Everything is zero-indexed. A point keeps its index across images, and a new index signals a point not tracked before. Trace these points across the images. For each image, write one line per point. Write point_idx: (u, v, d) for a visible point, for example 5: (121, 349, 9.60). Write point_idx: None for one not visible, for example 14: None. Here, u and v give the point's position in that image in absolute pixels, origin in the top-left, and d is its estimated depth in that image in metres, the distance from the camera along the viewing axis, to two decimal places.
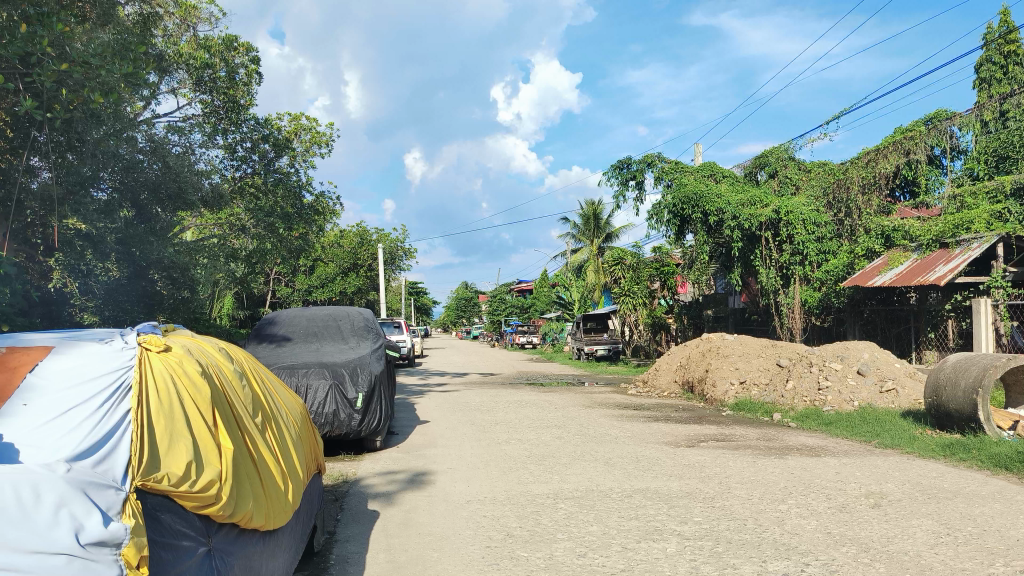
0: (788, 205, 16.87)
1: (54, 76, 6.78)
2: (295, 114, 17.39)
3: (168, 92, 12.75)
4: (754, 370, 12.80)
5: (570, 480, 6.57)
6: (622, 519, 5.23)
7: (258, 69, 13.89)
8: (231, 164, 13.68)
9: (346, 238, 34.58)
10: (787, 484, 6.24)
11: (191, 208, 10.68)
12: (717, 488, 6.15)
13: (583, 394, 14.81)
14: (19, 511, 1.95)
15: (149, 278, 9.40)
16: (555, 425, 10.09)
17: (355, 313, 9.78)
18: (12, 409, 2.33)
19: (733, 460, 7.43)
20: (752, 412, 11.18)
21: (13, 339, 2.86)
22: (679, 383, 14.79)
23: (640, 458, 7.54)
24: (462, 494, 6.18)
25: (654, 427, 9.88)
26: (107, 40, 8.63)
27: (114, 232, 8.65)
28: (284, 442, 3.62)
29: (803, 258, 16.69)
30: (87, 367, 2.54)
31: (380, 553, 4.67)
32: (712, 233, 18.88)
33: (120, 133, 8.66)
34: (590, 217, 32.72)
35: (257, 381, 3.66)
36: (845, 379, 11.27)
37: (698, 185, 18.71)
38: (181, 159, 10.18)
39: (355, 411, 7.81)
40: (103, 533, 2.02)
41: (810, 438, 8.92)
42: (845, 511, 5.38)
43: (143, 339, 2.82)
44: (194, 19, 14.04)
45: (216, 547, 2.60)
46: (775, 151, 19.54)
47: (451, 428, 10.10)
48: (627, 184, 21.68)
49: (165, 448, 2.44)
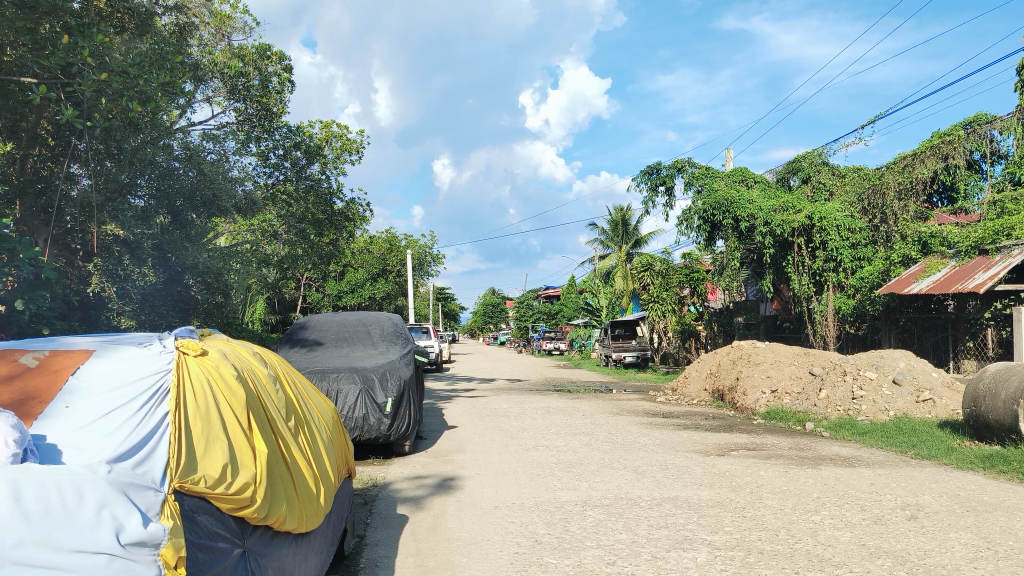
0: (822, 210, 16.68)
1: (94, 85, 6.94)
2: (326, 121, 17.57)
3: (203, 100, 12.98)
4: (786, 379, 12.68)
5: (598, 487, 6.55)
6: (652, 528, 5.19)
7: (291, 78, 14.10)
8: (264, 171, 13.88)
9: (375, 244, 34.88)
10: (821, 495, 6.16)
11: (226, 214, 10.87)
12: (748, 497, 6.09)
13: (612, 401, 14.74)
14: (62, 510, 1.98)
15: (184, 284, 9.53)
16: (583, 432, 10.07)
17: (384, 318, 9.84)
18: (54, 411, 2.39)
19: (765, 469, 7.35)
20: (784, 421, 11.08)
21: (54, 343, 2.92)
22: (708, 391, 14.65)
23: (670, 466, 7.50)
24: (490, 499, 6.19)
25: (683, 435, 9.82)
26: (144, 49, 8.81)
27: (152, 237, 8.73)
28: (317, 446, 3.65)
29: (837, 265, 16.60)
30: (126, 371, 2.59)
31: (409, 557, 4.70)
32: (743, 239, 18.57)
33: (156, 141, 8.82)
34: (618, 223, 32.70)
35: (290, 385, 3.71)
36: (880, 389, 11.08)
37: (729, 192, 18.61)
38: (216, 167, 10.33)
39: (384, 415, 7.85)
40: (142, 533, 2.06)
41: (844, 448, 8.80)
42: (880, 523, 5.28)
43: (181, 343, 2.87)
44: (229, 29, 14.30)
45: (251, 549, 2.64)
46: (808, 156, 19.34)
47: (479, 433, 10.14)
48: (656, 189, 21.60)
49: (202, 451, 2.48)
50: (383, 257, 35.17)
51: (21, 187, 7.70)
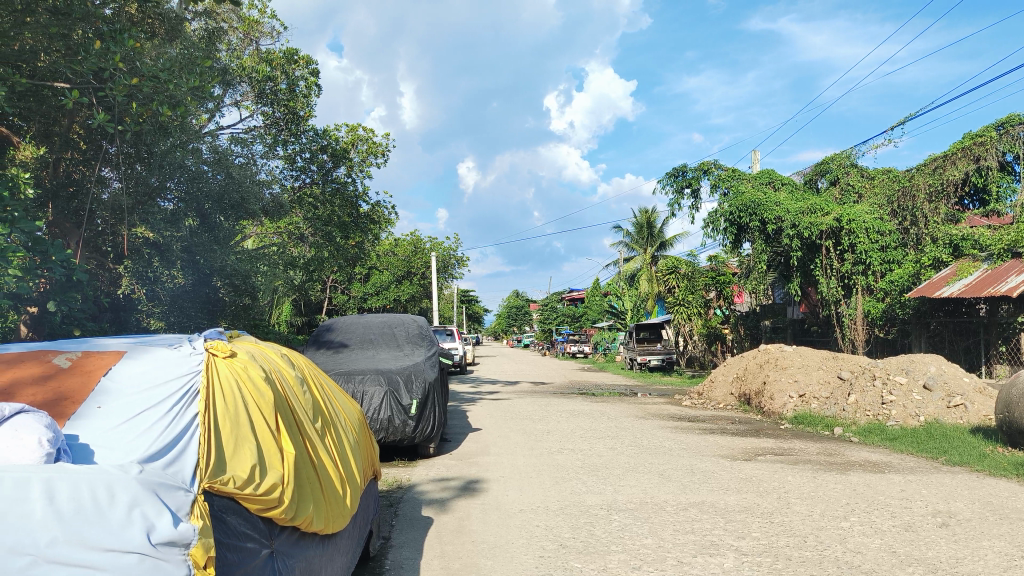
0: (850, 213, 16.59)
1: (125, 90, 7.05)
2: (352, 124, 17.67)
3: (231, 104, 13.12)
4: (813, 383, 12.55)
5: (624, 491, 6.52)
6: (678, 533, 5.16)
7: (318, 82, 14.21)
8: (291, 174, 14.02)
9: (400, 247, 35.08)
10: (850, 501, 6.07)
11: (254, 217, 10.99)
12: (776, 503, 6.02)
13: (637, 405, 14.67)
14: (94, 509, 2.00)
15: (212, 286, 9.65)
16: (608, 435, 10.04)
17: (410, 320, 9.86)
18: (87, 411, 2.42)
19: (793, 474, 7.27)
20: (812, 426, 10.96)
21: (88, 343, 2.97)
22: (735, 395, 14.52)
23: (696, 470, 7.45)
24: (515, 502, 6.18)
25: (709, 439, 9.74)
26: (174, 54, 8.92)
27: (181, 240, 8.83)
28: (343, 447, 3.67)
29: (866, 267, 16.44)
30: (157, 372, 2.63)
31: (434, 559, 4.70)
32: (770, 241, 18.49)
33: (186, 144, 8.90)
34: (643, 225, 32.61)
35: (316, 386, 3.73)
36: (910, 394, 10.91)
37: (756, 194, 18.51)
38: (243, 170, 10.46)
39: (409, 417, 7.88)
40: (173, 533, 2.07)
41: (873, 453, 8.68)
42: (910, 530, 5.20)
43: (210, 344, 2.90)
44: (256, 33, 14.45)
45: (279, 549, 2.65)
46: (836, 158, 19.13)
47: (504, 436, 10.14)
48: (682, 192, 21.49)
49: (231, 452, 2.49)
50: (408, 260, 35.37)
51: (53, 189, 7.81)
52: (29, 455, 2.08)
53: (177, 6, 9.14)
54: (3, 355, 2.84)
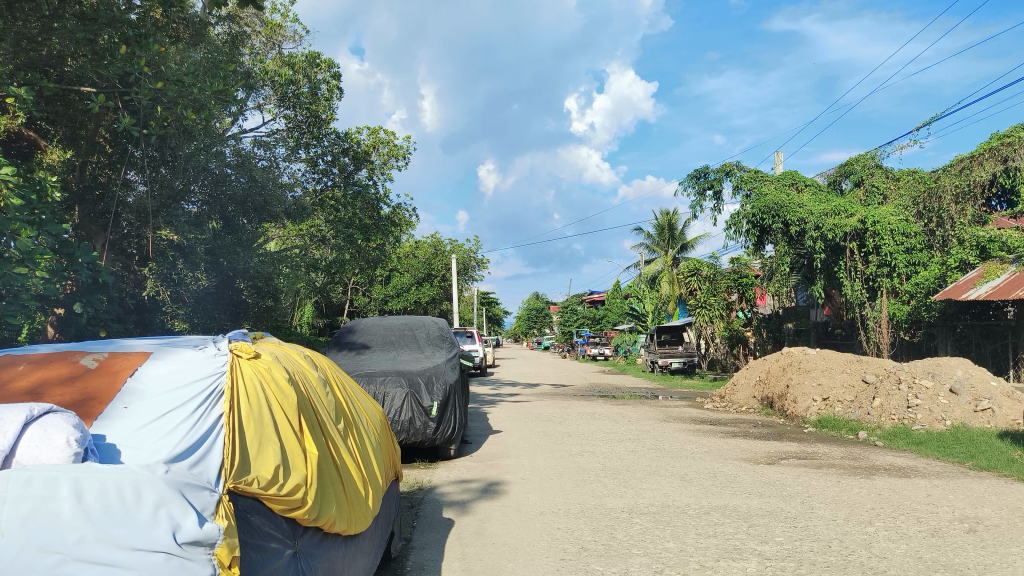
0: (875, 214, 16.44)
1: (150, 94, 7.15)
2: (373, 127, 17.74)
3: (254, 108, 13.26)
4: (837, 387, 12.41)
5: (645, 494, 6.48)
6: (700, 536, 5.12)
7: (339, 85, 14.29)
8: (313, 177, 14.11)
9: (421, 249, 35.25)
10: (875, 506, 5.99)
11: (276, 220, 11.09)
12: (800, 507, 5.96)
13: (658, 408, 14.57)
14: (121, 508, 2.01)
15: (235, 287, 9.74)
16: (629, 438, 10.00)
17: (430, 322, 9.86)
18: (114, 412, 2.45)
19: (816, 479, 7.20)
20: (836, 430, 10.85)
21: (115, 344, 3.01)
22: (758, 398, 14.39)
23: (718, 474, 7.39)
24: (536, 505, 6.16)
25: (732, 443, 9.66)
26: (197, 58, 9.01)
27: (205, 243, 8.89)
28: (365, 449, 3.68)
29: (891, 270, 16.24)
30: (183, 372, 2.65)
31: (455, 561, 4.71)
32: (793, 243, 18.48)
33: (209, 148, 9.02)
34: (664, 227, 32.53)
35: (339, 388, 3.74)
36: (936, 398, 10.75)
37: (779, 195, 18.52)
38: (266, 173, 10.56)
39: (430, 419, 7.91)
40: (198, 533, 2.09)
41: (898, 458, 8.57)
42: (937, 535, 5.12)
43: (234, 346, 2.93)
44: (279, 37, 14.59)
45: (302, 550, 2.67)
46: (860, 159, 18.94)
47: (525, 438, 10.12)
48: (704, 193, 21.37)
49: (255, 452, 2.51)
50: (429, 262, 35.54)
51: (79, 193, 7.95)
52: (58, 454, 2.11)
53: (200, 12, 9.25)
54: (32, 355, 2.88)
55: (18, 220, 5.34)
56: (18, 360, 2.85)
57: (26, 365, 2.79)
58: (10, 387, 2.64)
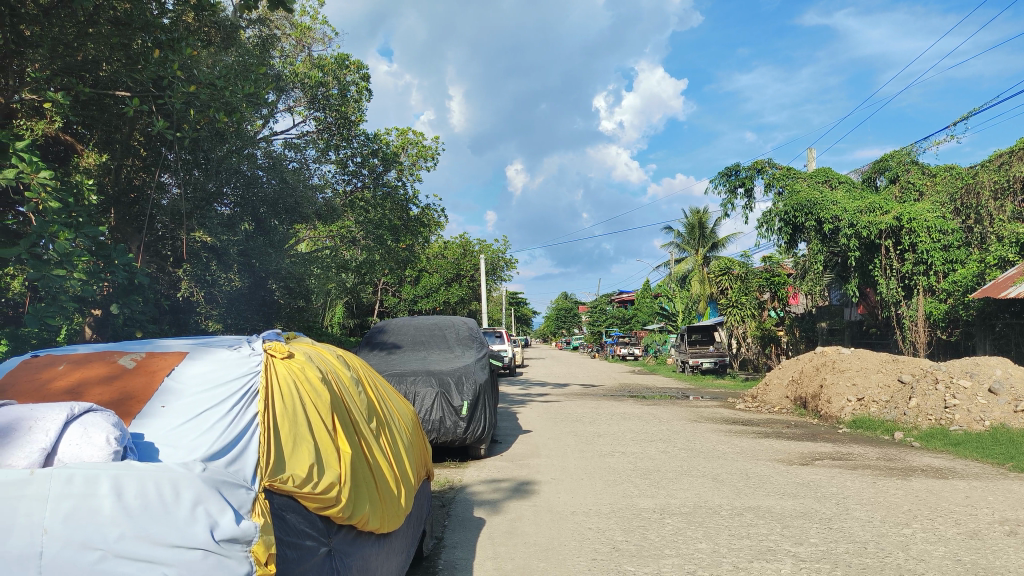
0: (911, 211, 16.25)
1: (183, 97, 7.21)
2: (403, 128, 17.84)
3: (284, 110, 13.37)
4: (872, 387, 12.24)
5: (677, 495, 6.43)
6: (733, 537, 5.07)
7: (368, 86, 14.38)
8: (343, 178, 14.23)
9: (449, 249, 35.41)
10: (911, 508, 5.89)
11: (307, 220, 11.21)
12: (835, 509, 5.87)
13: (690, 408, 14.45)
14: (160, 507, 2.04)
15: (268, 288, 9.86)
16: (661, 438, 9.94)
17: (460, 321, 9.89)
18: (151, 411, 2.49)
19: (851, 480, 7.08)
20: (871, 431, 10.70)
21: (151, 344, 3.06)
22: (791, 399, 14.23)
23: (751, 475, 7.31)
24: (567, 505, 6.15)
25: (765, 443, 9.56)
26: (230, 62, 9.13)
27: (238, 244, 8.98)
28: (397, 448, 3.69)
29: (928, 268, 15.97)
30: (218, 372, 2.69)
31: (487, 560, 4.71)
32: (826, 241, 18.22)
33: (241, 151, 9.15)
34: (695, 226, 32.29)
35: (371, 387, 3.76)
36: (975, 398, 10.51)
37: (812, 193, 18.38)
38: (297, 175, 10.72)
39: (460, 419, 7.92)
40: (235, 530, 2.10)
41: (935, 459, 8.42)
42: (976, 538, 5.01)
43: (268, 345, 2.96)
44: (309, 40, 14.77)
45: (337, 548, 2.69)
46: (895, 155, 18.63)
47: (555, 438, 10.10)
48: (735, 191, 21.18)
49: (289, 452, 2.54)
50: (457, 262, 35.63)
51: (115, 196, 8.03)
52: (98, 452, 2.14)
53: (231, 15, 9.36)
54: (72, 356, 2.94)
55: (56, 223, 5.46)
56: (58, 361, 2.90)
57: (66, 364, 2.85)
58: (51, 387, 2.69)
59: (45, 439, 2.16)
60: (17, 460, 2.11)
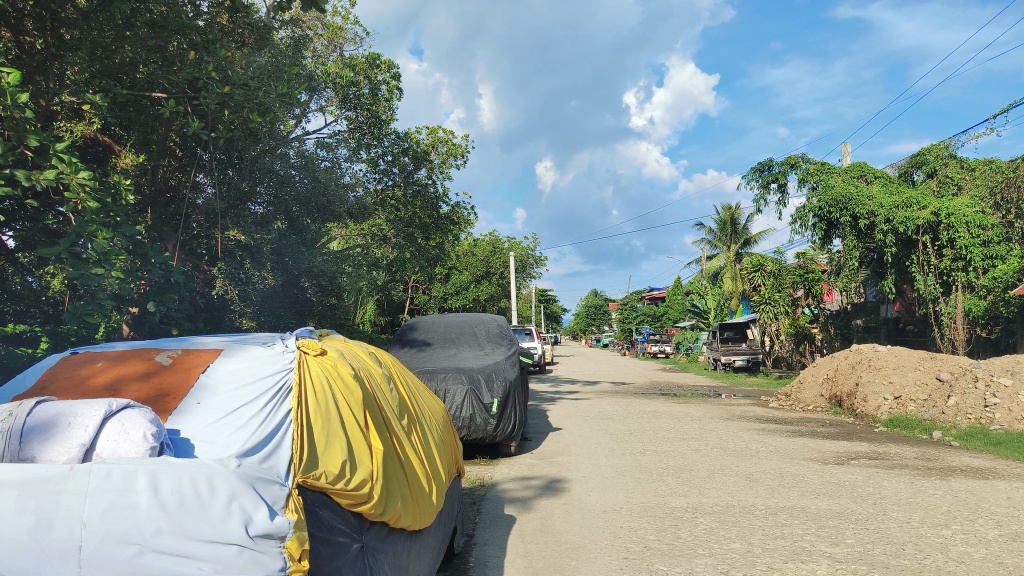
0: (949, 206, 15.91)
1: (218, 97, 7.30)
2: (433, 126, 17.86)
3: (317, 110, 13.49)
4: (910, 385, 12.03)
5: (710, 494, 6.38)
6: (767, 537, 5.01)
7: (399, 85, 14.43)
8: (374, 177, 14.32)
9: (478, 247, 35.47)
10: (951, 509, 5.77)
11: (338, 220, 11.31)
12: (871, 509, 5.77)
13: (722, 406, 14.31)
14: (195, 502, 2.06)
15: (301, 286, 9.97)
16: (693, 437, 9.86)
17: (490, 319, 9.92)
18: (187, 407, 2.52)
19: (888, 479, 6.97)
20: (908, 430, 10.51)
21: (185, 342, 3.10)
22: (825, 396, 14.03)
23: (785, 474, 7.22)
24: (598, 503, 6.13)
25: (799, 442, 9.43)
26: (263, 62, 9.23)
27: (271, 243, 9.07)
28: (428, 445, 3.70)
29: (967, 264, 15.64)
30: (253, 368, 2.72)
31: (518, 558, 4.71)
32: (862, 237, 17.91)
33: (274, 150, 9.26)
34: (726, 222, 31.96)
35: (402, 384, 3.78)
36: (1016, 397, 10.25)
37: (847, 187, 18.10)
38: (329, 174, 10.81)
39: (490, 416, 7.92)
40: (269, 525, 2.11)
41: (975, 459, 8.24)
42: (1018, 540, 4.90)
43: (301, 342, 2.99)
44: (340, 40, 14.88)
45: (369, 544, 2.70)
46: (933, 148, 18.21)
47: (586, 436, 10.08)
48: (768, 186, 20.93)
49: (322, 448, 2.55)
50: (487, 260, 35.67)
51: (152, 196, 8.19)
52: (136, 448, 2.18)
53: (264, 17, 9.46)
54: (110, 352, 2.99)
55: (95, 223, 5.56)
56: (97, 357, 2.96)
57: (105, 361, 2.90)
58: (90, 383, 2.74)
59: (83, 435, 2.19)
60: (57, 456, 2.15)
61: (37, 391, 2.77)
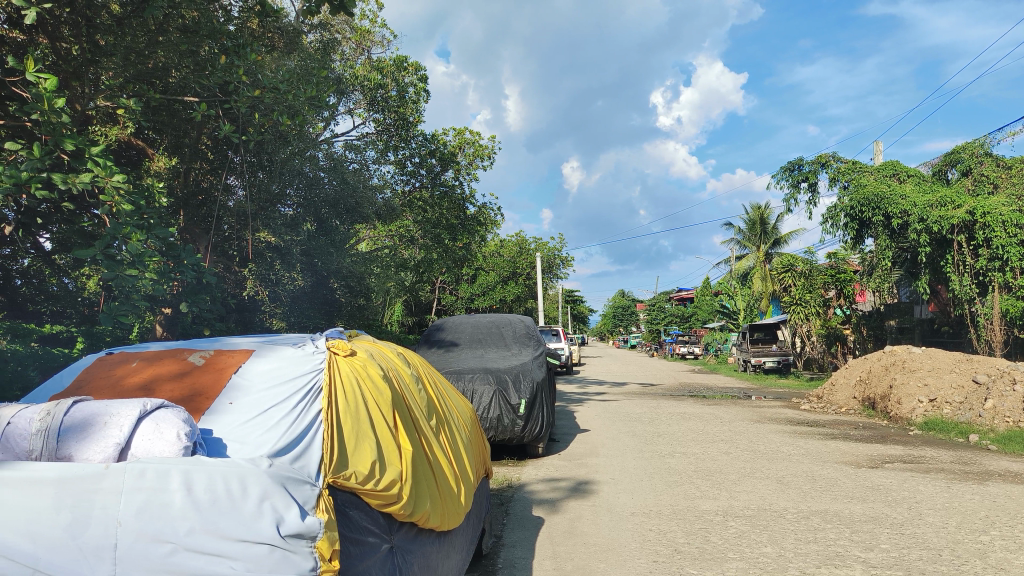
0: (984, 205, 15.63)
1: (248, 101, 7.38)
2: (459, 127, 17.89)
3: (345, 112, 13.59)
4: (945, 388, 11.82)
5: (740, 497, 6.32)
6: (800, 542, 4.94)
7: (426, 87, 14.48)
8: (402, 178, 14.39)
9: (506, 248, 35.45)
10: (989, 514, 5.64)
11: (367, 221, 11.37)
12: (907, 514, 5.67)
13: (752, 408, 14.16)
14: (227, 500, 2.07)
15: (330, 287, 10.06)
16: (723, 439, 9.78)
17: (517, 319, 9.91)
18: (219, 407, 2.55)
19: (924, 484, 6.83)
20: (944, 433, 10.33)
21: (217, 342, 3.12)
22: (858, 399, 13.83)
23: (817, 477, 7.12)
24: (626, 505, 6.10)
25: (832, 445, 9.29)
26: (291, 65, 9.35)
27: (300, 244, 9.17)
28: (456, 445, 3.70)
29: (1004, 264, 15.30)
30: (285, 368, 2.74)
31: (546, 560, 4.69)
32: (895, 237, 17.63)
33: (303, 152, 9.36)
34: (756, 222, 31.67)
35: (431, 385, 3.78)
36: None
37: (879, 186, 17.87)
38: (357, 175, 10.88)
39: (518, 416, 7.91)
40: (300, 525, 2.11)
41: (1014, 463, 8.06)
42: None
43: (331, 343, 3.01)
44: (368, 43, 14.97)
45: (398, 544, 2.71)
46: (968, 147, 17.85)
47: (615, 437, 10.03)
48: (798, 186, 20.69)
49: (351, 448, 2.56)
50: (514, 261, 35.65)
51: (184, 198, 8.31)
52: (170, 447, 2.20)
53: (294, 21, 9.58)
54: (144, 353, 3.03)
55: (129, 225, 5.62)
56: (132, 357, 3.00)
57: (139, 361, 2.94)
58: (125, 383, 2.78)
59: (118, 434, 2.22)
60: (93, 455, 2.18)
61: (74, 391, 2.81)
